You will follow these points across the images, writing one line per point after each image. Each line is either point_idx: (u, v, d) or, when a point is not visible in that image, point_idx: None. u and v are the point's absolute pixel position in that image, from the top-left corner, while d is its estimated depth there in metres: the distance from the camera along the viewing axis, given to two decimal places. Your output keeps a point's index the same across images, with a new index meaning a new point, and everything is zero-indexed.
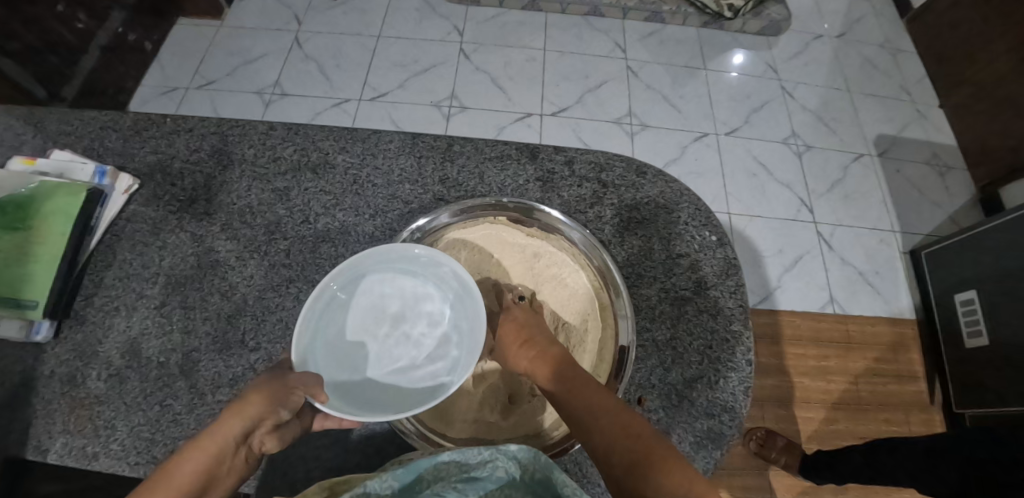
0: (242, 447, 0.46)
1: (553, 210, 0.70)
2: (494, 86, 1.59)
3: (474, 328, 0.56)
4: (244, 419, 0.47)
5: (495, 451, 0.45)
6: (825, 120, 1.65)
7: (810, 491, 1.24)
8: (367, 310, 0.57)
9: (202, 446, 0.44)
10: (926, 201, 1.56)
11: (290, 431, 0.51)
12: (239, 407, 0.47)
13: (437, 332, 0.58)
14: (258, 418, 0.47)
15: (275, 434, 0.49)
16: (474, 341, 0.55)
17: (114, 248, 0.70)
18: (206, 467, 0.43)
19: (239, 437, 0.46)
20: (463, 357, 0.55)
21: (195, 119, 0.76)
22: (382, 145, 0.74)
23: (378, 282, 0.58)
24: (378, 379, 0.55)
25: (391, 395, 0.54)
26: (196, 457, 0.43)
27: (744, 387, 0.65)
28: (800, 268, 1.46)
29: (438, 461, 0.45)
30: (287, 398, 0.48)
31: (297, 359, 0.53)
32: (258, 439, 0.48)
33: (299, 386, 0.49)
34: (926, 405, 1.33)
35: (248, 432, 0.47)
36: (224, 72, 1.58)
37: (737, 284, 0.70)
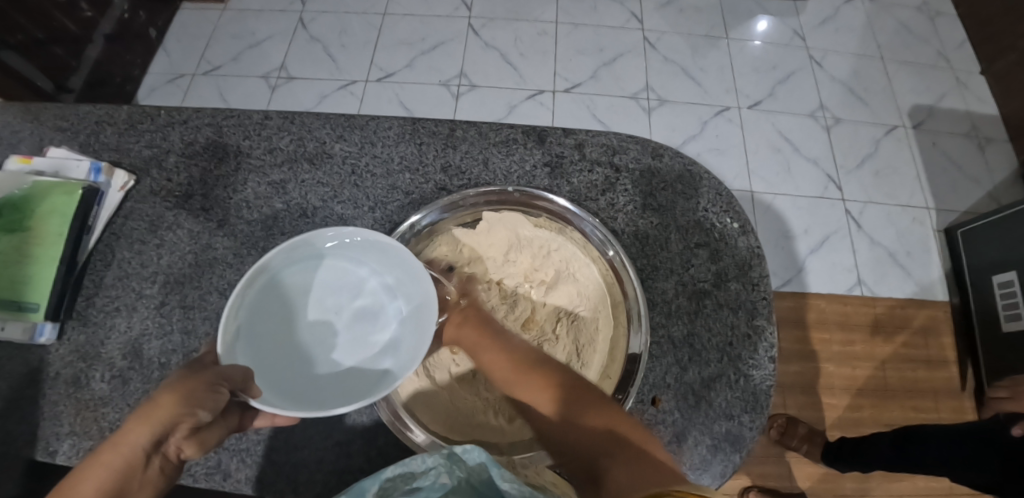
0: (153, 458, 0.44)
1: (561, 199, 0.66)
2: (504, 63, 1.53)
3: (423, 319, 0.54)
4: (150, 427, 0.44)
5: (439, 457, 0.47)
6: (856, 91, 1.56)
7: (833, 479, 1.21)
8: (317, 298, 0.56)
9: (106, 462, 0.42)
10: (963, 176, 1.47)
11: (216, 433, 0.49)
12: (147, 413, 0.44)
13: (387, 319, 0.56)
14: (168, 424, 0.44)
15: (194, 439, 0.46)
16: (423, 330, 0.53)
17: (113, 247, 0.69)
18: (110, 483, 0.41)
19: (147, 447, 0.44)
20: (410, 345, 0.53)
21: (189, 110, 0.74)
22: (381, 131, 0.70)
23: (328, 267, 0.57)
24: (327, 369, 0.54)
25: (329, 386, 0.52)
26: (98, 474, 0.42)
27: (766, 386, 0.61)
28: (827, 249, 1.39)
29: (381, 479, 0.46)
30: (203, 397, 0.45)
31: (220, 349, 0.49)
32: (174, 446, 0.45)
33: (223, 381, 0.46)
34: (958, 391, 1.27)
35: (158, 440, 0.44)
36: (230, 56, 1.54)
37: (760, 275, 0.65)
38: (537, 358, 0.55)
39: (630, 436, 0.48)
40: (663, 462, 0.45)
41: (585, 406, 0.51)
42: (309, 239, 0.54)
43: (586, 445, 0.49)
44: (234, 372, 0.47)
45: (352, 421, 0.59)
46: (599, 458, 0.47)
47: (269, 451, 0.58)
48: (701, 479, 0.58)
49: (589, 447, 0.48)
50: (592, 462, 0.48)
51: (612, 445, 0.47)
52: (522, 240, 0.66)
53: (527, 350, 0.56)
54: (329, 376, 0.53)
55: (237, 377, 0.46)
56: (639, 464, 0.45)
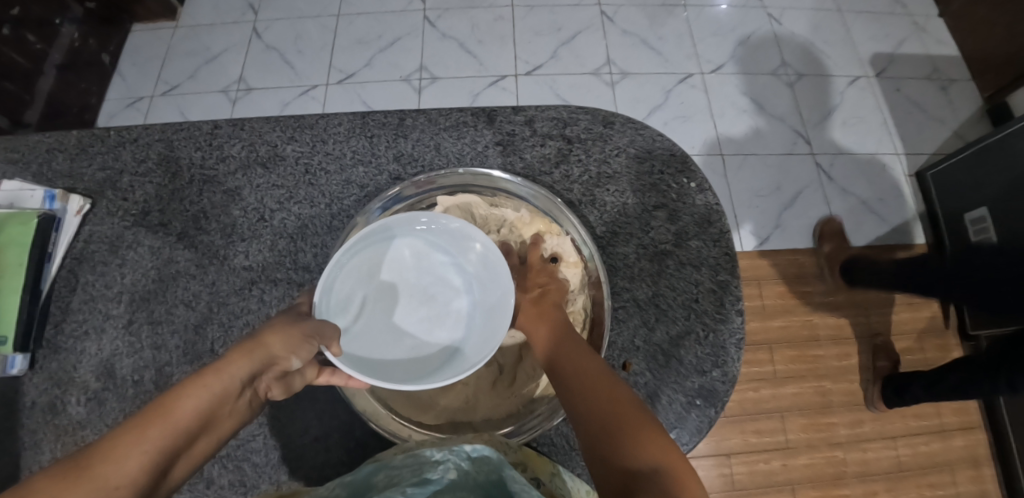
0: (247, 391, 0.47)
1: (499, 171, 0.66)
2: (463, 51, 1.53)
3: (494, 316, 0.57)
4: (251, 362, 0.47)
5: (449, 453, 0.47)
6: (817, 46, 1.56)
7: (827, 428, 1.23)
8: (398, 271, 0.60)
9: (206, 385, 0.45)
10: (929, 119, 1.49)
11: (301, 380, 0.52)
12: (250, 348, 0.47)
13: (457, 309, 0.59)
14: (266, 363, 0.47)
15: (282, 382, 0.50)
16: (491, 327, 0.56)
17: (76, 272, 0.68)
18: (207, 407, 0.44)
19: (243, 380, 0.46)
20: (478, 339, 0.57)
21: (139, 127, 0.73)
22: (331, 128, 0.70)
23: (403, 247, 0.60)
24: (394, 345, 0.57)
25: (389, 364, 0.55)
26: (197, 395, 0.44)
27: (735, 340, 0.62)
28: (802, 203, 1.41)
29: (390, 468, 0.47)
30: (298, 346, 0.48)
31: (315, 301, 0.54)
32: (265, 384, 0.48)
33: (316, 335, 0.49)
34: (941, 330, 1.30)
35: (254, 376, 0.47)
36: (187, 74, 1.53)
37: (720, 231, 0.66)
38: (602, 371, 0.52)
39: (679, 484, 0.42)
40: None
41: (636, 427, 0.46)
42: (396, 219, 0.57)
43: (622, 466, 0.44)
44: (328, 329, 0.50)
45: (330, 416, 0.59)
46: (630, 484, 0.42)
47: (249, 454, 0.58)
48: (681, 436, 0.59)
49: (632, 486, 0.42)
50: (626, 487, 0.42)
51: (659, 482, 0.41)
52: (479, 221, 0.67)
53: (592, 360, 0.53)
54: (394, 352, 0.56)
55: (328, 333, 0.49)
56: None
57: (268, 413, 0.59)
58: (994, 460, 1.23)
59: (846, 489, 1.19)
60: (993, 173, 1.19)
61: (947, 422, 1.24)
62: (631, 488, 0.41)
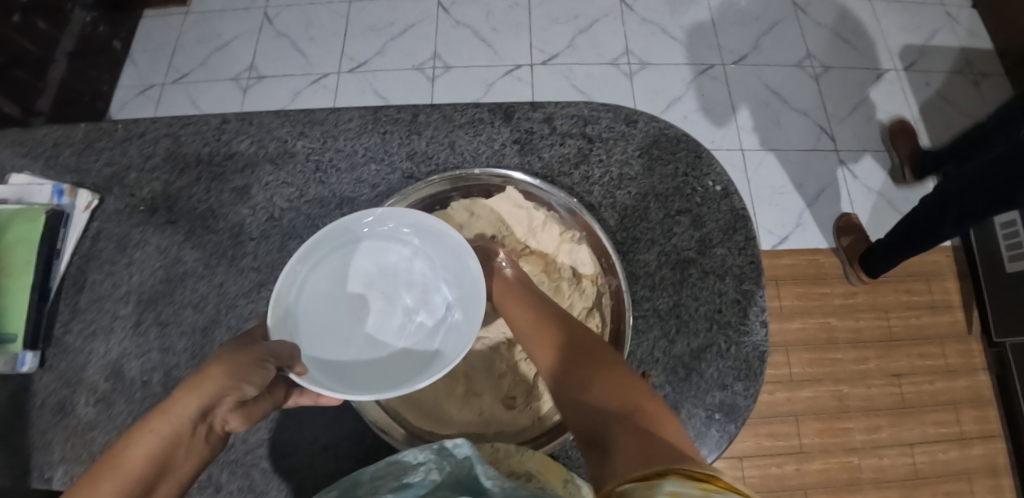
0: (201, 427, 0.42)
1: (523, 175, 0.64)
2: (477, 39, 1.49)
3: (470, 307, 0.55)
4: (200, 396, 0.42)
5: (430, 452, 0.46)
6: (844, 37, 1.50)
7: (844, 434, 1.20)
8: (365, 278, 0.57)
9: (154, 430, 0.40)
10: (960, 115, 1.43)
11: (259, 408, 0.47)
12: (196, 383, 0.43)
13: (431, 307, 0.57)
14: (218, 394, 0.43)
15: (240, 412, 0.45)
16: (468, 320, 0.54)
17: (84, 270, 0.67)
18: (158, 451, 0.39)
19: (195, 417, 0.42)
20: (458, 336, 0.54)
21: (147, 121, 0.71)
22: (343, 124, 0.68)
23: (369, 252, 0.57)
24: (370, 351, 0.54)
25: (366, 371, 0.53)
26: (146, 441, 0.39)
27: (759, 352, 0.59)
28: (823, 202, 1.36)
29: (372, 476, 0.46)
30: (251, 371, 0.45)
31: (270, 322, 0.50)
32: (221, 417, 0.43)
33: (271, 357, 0.46)
34: (964, 335, 1.27)
35: (207, 410, 0.42)
36: (198, 61, 1.51)
37: (746, 238, 0.63)
38: (562, 321, 0.53)
39: (647, 415, 0.43)
40: (663, 440, 0.40)
41: (602, 372, 0.48)
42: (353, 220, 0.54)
43: (594, 415, 0.44)
44: (282, 349, 0.47)
45: (340, 424, 0.58)
46: (601, 430, 0.43)
47: (257, 460, 0.57)
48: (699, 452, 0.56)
49: (603, 425, 0.43)
50: (599, 433, 0.43)
51: (633, 422, 0.42)
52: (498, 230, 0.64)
53: (553, 312, 0.54)
54: (369, 359, 0.54)
55: (285, 354, 0.47)
56: (647, 443, 0.39)
57: (279, 418, 0.58)
58: (1014, 471, 1.19)
59: (860, 495, 1.17)
60: None
61: (967, 429, 1.21)
62: (600, 426, 0.43)
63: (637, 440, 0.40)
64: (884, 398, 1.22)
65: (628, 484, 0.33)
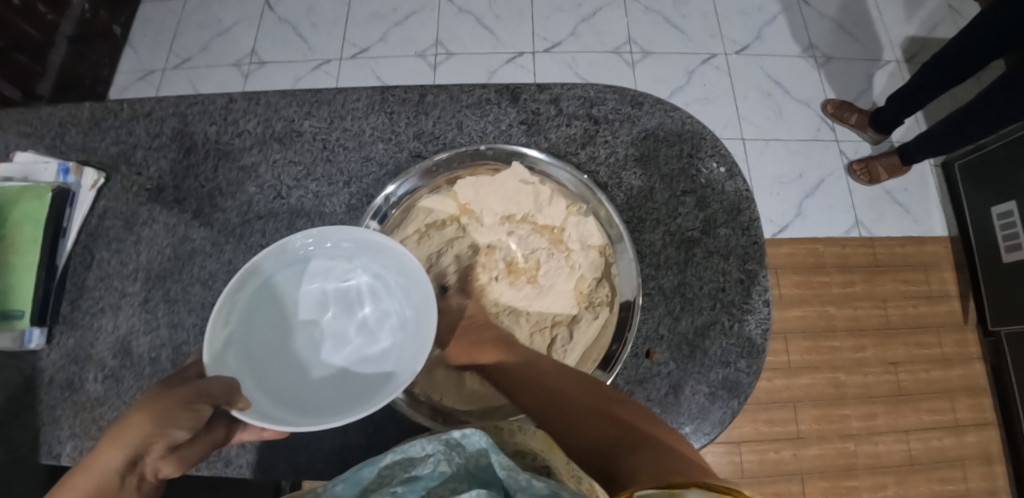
0: (129, 477, 0.42)
1: (535, 151, 0.64)
2: (481, 27, 1.49)
3: (422, 325, 0.52)
4: (124, 447, 0.42)
5: (439, 443, 0.44)
6: (846, 28, 1.50)
7: (841, 421, 1.21)
8: (314, 304, 0.54)
9: (79, 485, 0.40)
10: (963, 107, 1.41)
11: (195, 450, 0.47)
12: (119, 433, 0.42)
13: (385, 328, 0.54)
14: (142, 443, 0.42)
15: (173, 458, 0.44)
16: (422, 338, 0.51)
17: (91, 248, 0.67)
18: None
19: (121, 468, 0.41)
20: (410, 356, 0.51)
21: (153, 100, 0.71)
22: (350, 104, 0.68)
23: (316, 276, 0.54)
24: (320, 375, 0.52)
25: (315, 397, 0.50)
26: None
27: (761, 330, 0.60)
28: (823, 192, 1.37)
29: (380, 467, 0.43)
30: (179, 414, 0.44)
31: (208, 358, 0.47)
32: (150, 465, 0.43)
33: (201, 396, 0.44)
34: (960, 324, 1.28)
35: (133, 460, 0.42)
36: (198, 47, 1.50)
37: (749, 219, 0.64)
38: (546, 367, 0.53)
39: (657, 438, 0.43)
40: (690, 458, 0.40)
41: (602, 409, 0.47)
42: (292, 242, 0.51)
43: (598, 441, 0.44)
44: (216, 386, 0.45)
45: None
46: (618, 456, 0.42)
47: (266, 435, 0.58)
48: (702, 427, 0.57)
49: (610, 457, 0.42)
50: (603, 462, 0.42)
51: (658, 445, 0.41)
52: (509, 217, 0.63)
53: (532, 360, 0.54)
54: (320, 383, 0.51)
55: (216, 391, 0.44)
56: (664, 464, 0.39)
57: None
58: (1006, 458, 1.21)
59: (856, 481, 1.18)
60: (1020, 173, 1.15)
61: (962, 417, 1.23)
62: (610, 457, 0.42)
63: (657, 462, 0.39)
64: (881, 386, 1.24)
65: (652, 493, 0.33)
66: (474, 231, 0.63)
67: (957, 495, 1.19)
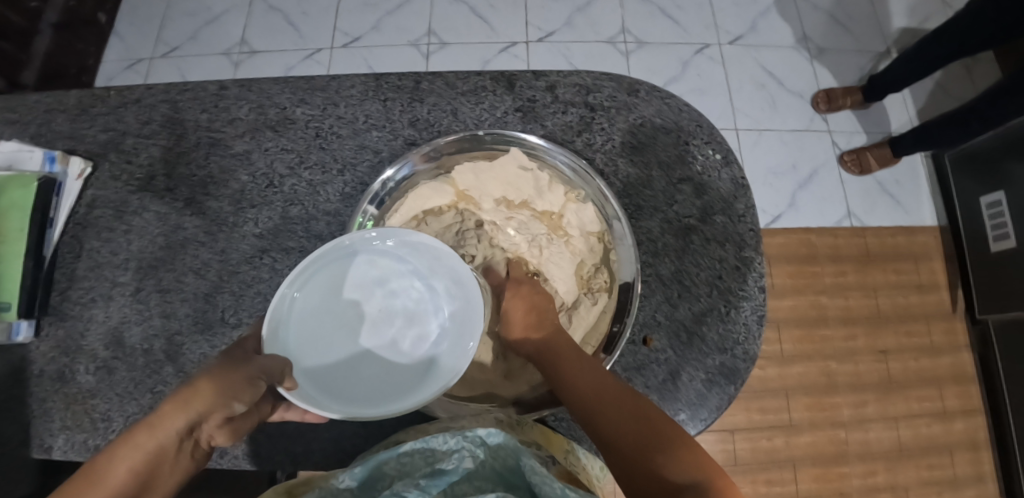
0: (186, 442, 0.41)
1: (535, 137, 0.63)
2: (474, 16, 1.47)
3: (468, 326, 0.51)
4: (186, 411, 0.41)
5: (463, 440, 0.43)
6: (839, 19, 1.50)
7: (832, 409, 1.22)
8: (364, 289, 0.53)
9: (137, 443, 0.39)
10: (953, 99, 1.42)
11: (247, 422, 0.45)
12: (184, 396, 0.41)
13: (430, 323, 0.53)
14: (203, 412, 0.41)
15: (228, 428, 0.43)
16: (467, 339, 0.51)
17: (80, 238, 0.66)
18: (139, 466, 0.39)
19: (181, 432, 0.40)
20: (452, 358, 0.50)
21: (141, 87, 0.70)
22: (344, 91, 0.67)
23: (368, 262, 0.53)
24: (364, 366, 0.51)
25: (359, 387, 0.50)
26: (130, 456, 0.39)
27: (757, 316, 0.60)
28: (816, 183, 1.38)
29: (401, 453, 0.44)
30: (240, 389, 0.42)
31: (264, 334, 0.47)
32: (207, 433, 0.42)
33: (261, 375, 0.43)
34: (948, 313, 1.30)
35: (193, 425, 0.41)
36: (187, 35, 1.48)
37: (745, 207, 0.64)
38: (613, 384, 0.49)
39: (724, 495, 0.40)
40: None
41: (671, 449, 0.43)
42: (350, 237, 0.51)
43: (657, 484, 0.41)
44: (273, 366, 0.44)
45: None
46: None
47: (263, 424, 0.57)
48: (698, 413, 0.57)
49: None
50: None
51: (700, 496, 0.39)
52: (510, 202, 0.64)
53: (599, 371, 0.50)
54: (363, 374, 0.51)
55: (274, 369, 0.44)
56: None
57: None
58: (992, 444, 1.24)
59: (847, 468, 1.20)
60: (1009, 166, 1.16)
61: (950, 405, 1.25)
62: None
63: None
64: (871, 374, 1.25)
65: None
66: (475, 215, 0.64)
67: (945, 481, 1.21)
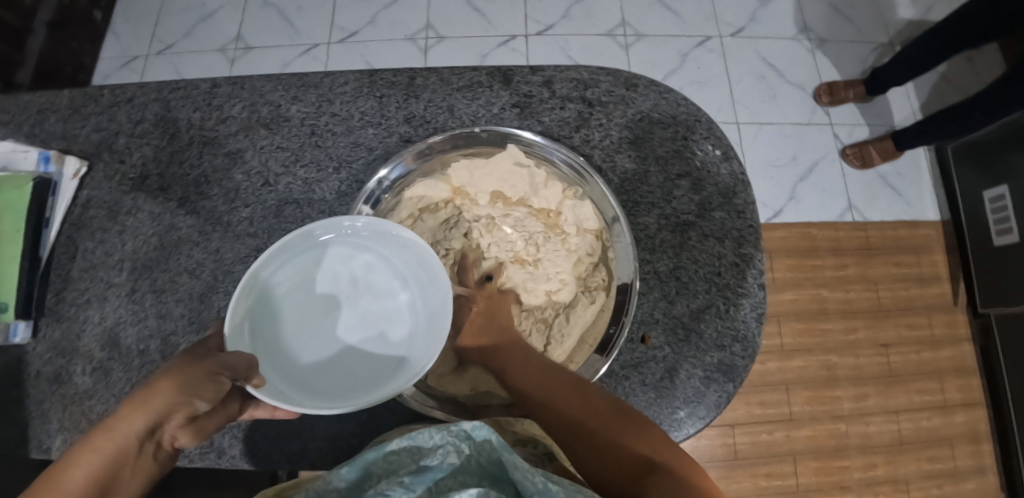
0: (147, 445, 0.39)
1: (530, 133, 0.63)
2: (471, 9, 1.46)
3: (437, 315, 0.52)
4: (147, 412, 0.38)
5: (447, 434, 0.43)
6: (841, 10, 1.49)
7: (833, 402, 1.22)
8: (336, 279, 0.53)
9: (96, 450, 0.36)
10: (955, 90, 1.41)
11: (211, 422, 0.44)
12: (141, 398, 0.39)
13: (399, 311, 0.53)
14: (166, 411, 0.39)
15: (192, 428, 0.41)
16: (436, 328, 0.51)
17: (74, 239, 0.66)
18: (99, 473, 0.36)
19: (142, 434, 0.38)
20: (423, 345, 0.51)
21: (134, 86, 0.69)
22: (338, 88, 0.66)
23: (337, 253, 0.53)
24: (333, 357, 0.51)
25: (329, 380, 0.50)
26: (87, 461, 0.36)
27: (757, 313, 0.60)
28: (816, 175, 1.37)
29: (387, 452, 0.43)
30: (204, 386, 0.41)
31: (228, 330, 0.46)
32: (170, 434, 0.40)
33: (224, 370, 0.42)
34: (950, 306, 1.29)
35: (154, 427, 0.39)
36: (182, 32, 1.47)
37: (745, 202, 0.63)
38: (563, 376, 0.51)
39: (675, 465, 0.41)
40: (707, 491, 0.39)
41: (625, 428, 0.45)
42: (314, 227, 0.50)
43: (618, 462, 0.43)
44: (238, 361, 0.43)
45: None
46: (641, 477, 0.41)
47: (259, 425, 0.57)
48: (697, 412, 0.57)
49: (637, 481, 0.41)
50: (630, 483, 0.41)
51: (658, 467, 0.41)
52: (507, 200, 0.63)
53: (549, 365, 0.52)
54: (333, 366, 0.51)
55: (240, 365, 0.43)
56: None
57: None
58: (993, 436, 1.23)
59: (847, 461, 1.20)
60: (1012, 158, 1.15)
61: (950, 398, 1.25)
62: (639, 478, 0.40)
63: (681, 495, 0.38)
64: (872, 367, 1.25)
65: None
66: (467, 212, 0.63)
67: (946, 473, 1.21)
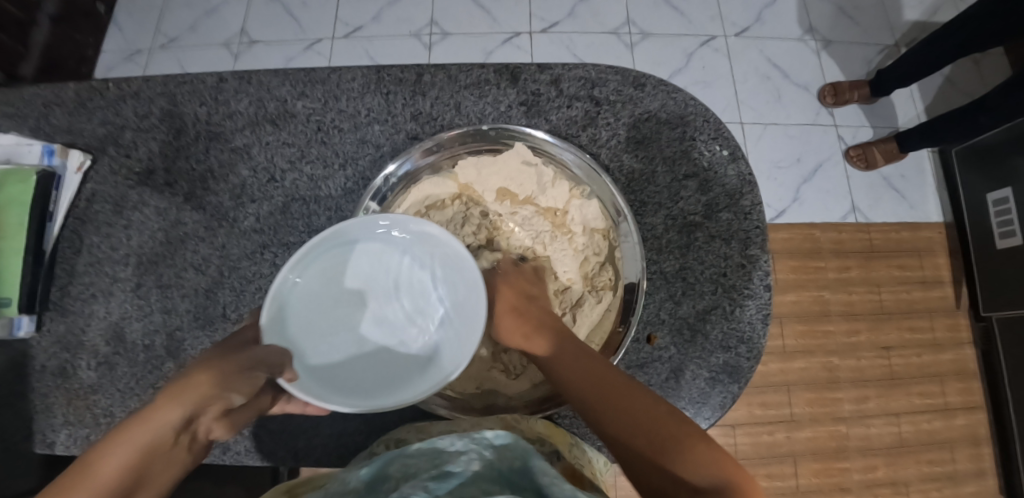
0: (183, 435, 0.40)
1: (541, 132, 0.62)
2: (476, 6, 1.45)
3: (466, 315, 0.51)
4: (183, 403, 0.41)
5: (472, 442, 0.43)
6: (847, 11, 1.48)
7: (833, 404, 1.22)
8: (367, 276, 0.53)
9: (131, 437, 0.38)
10: (960, 93, 1.40)
11: (243, 417, 0.46)
12: (178, 389, 0.41)
13: (430, 310, 0.53)
14: (203, 402, 0.41)
15: (225, 420, 0.43)
16: (465, 328, 0.51)
17: (79, 233, 0.66)
18: (133, 461, 0.37)
19: (179, 423, 0.40)
20: (454, 342, 0.51)
21: (139, 79, 0.68)
22: (344, 84, 0.65)
23: (367, 251, 0.53)
24: (363, 355, 0.51)
25: (359, 377, 0.50)
26: (122, 451, 0.37)
27: (762, 315, 0.60)
28: (820, 177, 1.37)
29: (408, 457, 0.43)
30: (238, 380, 0.43)
31: (264, 324, 0.48)
32: (205, 425, 0.42)
33: (259, 365, 0.45)
34: (952, 309, 1.29)
35: (190, 417, 0.41)
36: (186, 26, 1.46)
37: (752, 203, 0.63)
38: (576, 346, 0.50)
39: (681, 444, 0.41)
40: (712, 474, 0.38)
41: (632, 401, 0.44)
42: (345, 226, 0.50)
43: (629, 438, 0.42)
44: (272, 357, 0.46)
45: None
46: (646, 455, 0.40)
47: (264, 421, 0.57)
48: (701, 412, 0.57)
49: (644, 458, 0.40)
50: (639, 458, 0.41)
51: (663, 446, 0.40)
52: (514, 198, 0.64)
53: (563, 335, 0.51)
54: (363, 363, 0.51)
55: (273, 359, 0.45)
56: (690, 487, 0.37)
57: None
58: (993, 440, 1.24)
59: (847, 462, 1.20)
60: (1017, 162, 1.15)
61: (951, 401, 1.25)
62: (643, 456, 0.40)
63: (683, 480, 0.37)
64: (873, 369, 1.25)
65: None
66: (475, 208, 0.64)
67: (945, 476, 1.21)
